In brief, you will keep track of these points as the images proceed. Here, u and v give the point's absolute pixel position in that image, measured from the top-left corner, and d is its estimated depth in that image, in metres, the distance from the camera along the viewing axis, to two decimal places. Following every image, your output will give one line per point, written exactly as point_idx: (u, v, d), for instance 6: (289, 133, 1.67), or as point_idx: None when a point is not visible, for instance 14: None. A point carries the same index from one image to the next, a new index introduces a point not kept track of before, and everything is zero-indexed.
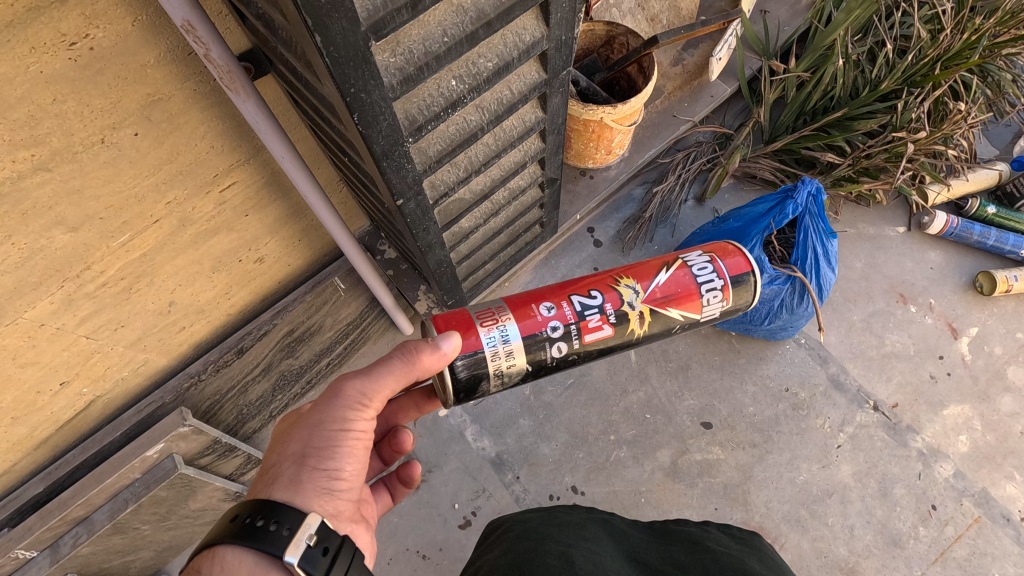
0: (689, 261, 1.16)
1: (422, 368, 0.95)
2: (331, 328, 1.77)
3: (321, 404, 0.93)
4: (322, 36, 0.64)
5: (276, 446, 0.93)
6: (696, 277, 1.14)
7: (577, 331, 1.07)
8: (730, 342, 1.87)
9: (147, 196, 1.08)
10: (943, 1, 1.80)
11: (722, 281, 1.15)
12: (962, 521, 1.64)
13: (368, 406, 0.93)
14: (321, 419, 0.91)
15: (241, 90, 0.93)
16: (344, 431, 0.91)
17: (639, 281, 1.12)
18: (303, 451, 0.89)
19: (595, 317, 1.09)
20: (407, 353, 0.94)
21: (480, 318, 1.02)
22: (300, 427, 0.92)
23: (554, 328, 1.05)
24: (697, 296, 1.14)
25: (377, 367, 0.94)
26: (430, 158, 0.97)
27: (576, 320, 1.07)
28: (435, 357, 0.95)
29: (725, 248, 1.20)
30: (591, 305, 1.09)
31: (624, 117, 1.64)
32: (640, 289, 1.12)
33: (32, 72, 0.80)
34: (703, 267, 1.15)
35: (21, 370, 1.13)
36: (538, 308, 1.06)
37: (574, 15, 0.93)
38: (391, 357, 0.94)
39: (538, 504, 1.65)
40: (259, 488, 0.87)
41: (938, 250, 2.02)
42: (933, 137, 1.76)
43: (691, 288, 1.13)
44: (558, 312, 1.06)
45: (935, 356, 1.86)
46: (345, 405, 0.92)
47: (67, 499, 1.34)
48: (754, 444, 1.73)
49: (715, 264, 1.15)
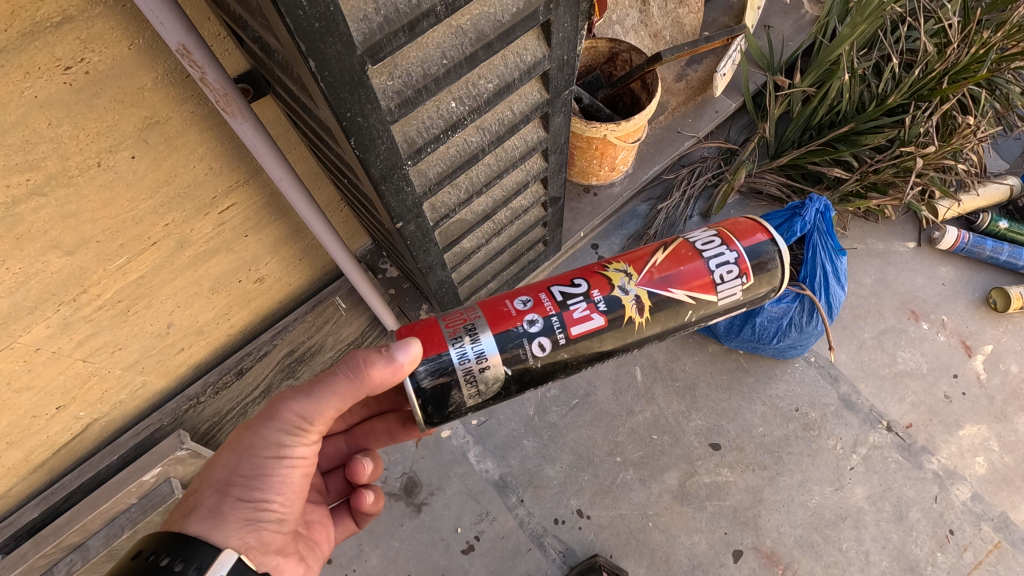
0: (692, 239, 1.12)
1: (370, 384, 0.89)
2: (332, 346, 1.71)
3: (255, 427, 0.89)
4: (316, 61, 0.62)
5: (206, 468, 0.90)
6: (702, 253, 1.10)
7: (560, 323, 1.02)
8: (738, 361, 1.83)
9: (144, 218, 1.07)
10: (949, 16, 1.79)
11: (733, 252, 1.10)
12: (982, 546, 1.59)
13: (307, 429, 0.90)
14: (252, 443, 0.88)
15: (237, 112, 0.92)
16: (277, 457, 0.88)
17: (633, 265, 1.09)
18: (230, 478, 0.86)
19: (579, 306, 1.03)
20: (354, 368, 0.88)
21: (445, 320, 0.99)
22: (229, 451, 0.89)
23: (530, 322, 1.00)
24: (707, 272, 1.08)
25: (319, 387, 0.89)
26: (430, 180, 0.95)
27: (557, 310, 1.02)
28: (388, 371, 0.88)
29: (738, 223, 1.15)
30: (573, 294, 1.04)
31: (628, 134, 1.62)
32: (633, 273, 1.07)
33: (27, 97, 0.79)
34: (708, 241, 1.11)
35: (17, 395, 1.12)
36: (512, 303, 1.02)
37: (575, 35, 0.92)
38: (335, 374, 0.89)
39: (543, 528, 1.62)
40: (178, 517, 0.85)
41: (950, 266, 1.98)
42: (942, 151, 1.75)
43: (697, 263, 1.09)
44: (535, 306, 1.02)
45: (949, 374, 1.81)
46: (281, 429, 0.88)
47: (63, 525, 1.32)
48: (764, 466, 1.68)
49: (721, 238, 1.11)
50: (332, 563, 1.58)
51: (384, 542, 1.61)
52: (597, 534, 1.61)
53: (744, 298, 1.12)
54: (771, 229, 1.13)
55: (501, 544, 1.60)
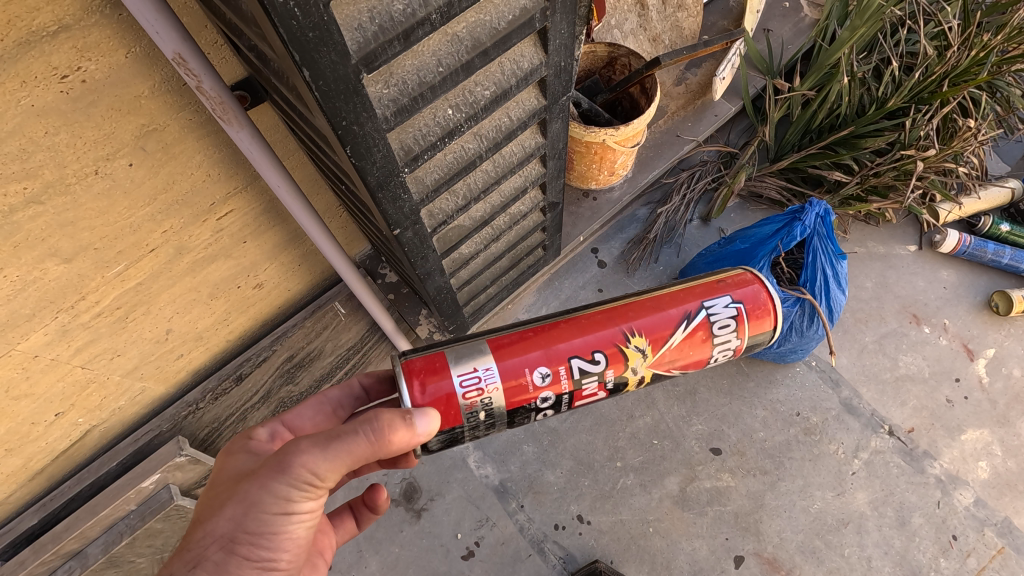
0: (713, 316, 1.06)
1: (387, 448, 0.84)
2: (332, 353, 1.72)
3: (262, 481, 0.81)
4: (310, 71, 0.62)
5: (208, 512, 0.84)
6: (713, 337, 1.07)
7: (569, 398, 1.02)
8: (739, 365, 1.83)
9: (142, 225, 1.07)
10: (948, 19, 1.78)
11: (738, 340, 1.09)
12: (985, 552, 1.58)
13: (317, 489, 0.83)
14: (259, 499, 0.81)
15: (235, 120, 0.92)
16: (285, 515, 0.82)
17: (652, 342, 1.04)
18: (235, 535, 0.81)
19: (590, 385, 1.02)
20: (376, 430, 0.83)
21: (463, 391, 0.94)
22: (233, 502, 0.82)
23: (543, 400, 0.99)
24: (707, 356, 1.09)
25: (332, 450, 0.81)
26: (427, 186, 0.95)
27: (570, 388, 1.01)
28: (407, 437, 0.85)
29: (757, 302, 1.09)
30: (590, 372, 1.01)
31: (627, 139, 1.62)
32: (650, 354, 1.04)
33: (24, 105, 0.79)
34: (725, 324, 1.07)
35: (15, 403, 1.12)
36: (532, 378, 0.97)
37: (573, 41, 0.92)
38: (353, 434, 0.82)
39: (543, 534, 1.61)
40: (179, 566, 0.81)
41: (951, 269, 1.97)
42: (942, 155, 1.74)
43: (705, 348, 1.07)
44: (552, 382, 0.99)
45: (952, 378, 1.80)
46: (291, 489, 0.81)
47: (61, 532, 1.32)
48: (765, 471, 1.68)
49: (738, 326, 1.07)
50: (332, 569, 1.58)
51: (384, 548, 1.60)
52: (598, 540, 1.60)
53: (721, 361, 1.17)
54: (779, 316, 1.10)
55: (501, 550, 1.59)
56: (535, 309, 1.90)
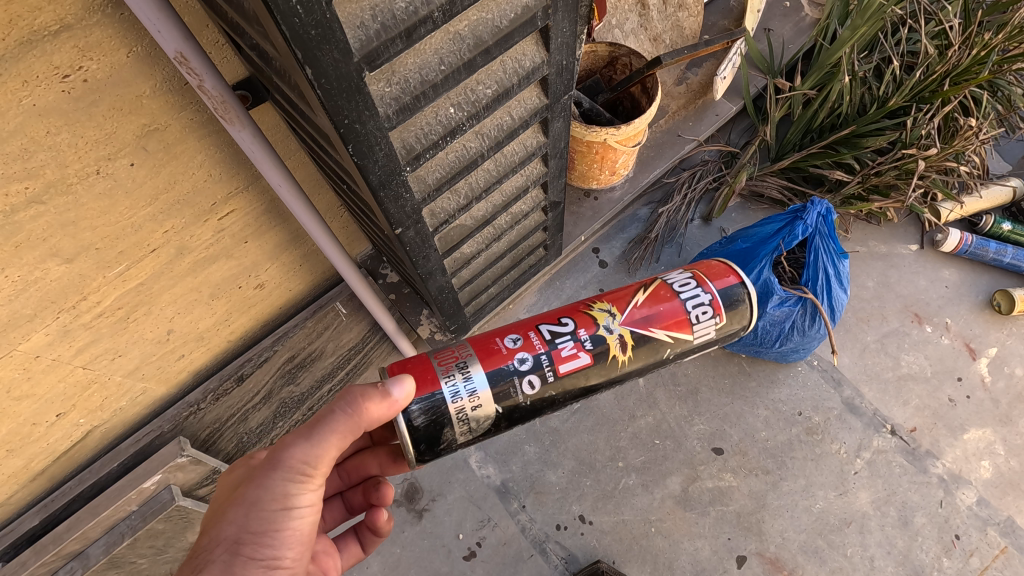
0: (669, 279, 1.13)
1: (368, 420, 0.87)
2: (334, 353, 1.73)
3: (259, 478, 0.83)
4: (313, 68, 0.62)
5: (212, 523, 0.85)
6: (679, 293, 1.10)
7: (549, 361, 1.02)
8: (741, 364, 1.82)
9: (144, 225, 1.07)
10: (949, 18, 1.78)
11: (708, 293, 1.10)
12: (988, 551, 1.57)
13: (312, 475, 0.85)
14: (257, 496, 0.82)
15: (236, 119, 0.92)
16: (285, 509, 0.83)
17: (616, 304, 1.09)
18: (239, 536, 0.81)
19: (567, 345, 1.04)
20: (352, 404, 0.85)
21: (437, 358, 0.99)
22: (235, 505, 0.83)
23: (521, 360, 1.00)
24: (683, 312, 1.09)
25: (318, 428, 0.84)
26: (429, 185, 0.95)
27: (546, 348, 1.03)
28: (384, 406, 0.87)
29: (710, 265, 1.15)
30: (561, 332, 1.05)
31: (628, 138, 1.62)
32: (616, 312, 1.08)
33: (25, 105, 0.79)
34: (685, 282, 1.12)
35: (16, 403, 1.11)
36: (503, 341, 1.02)
37: (574, 40, 0.92)
38: (333, 412, 0.85)
39: (545, 534, 1.61)
40: None
41: (953, 268, 1.97)
42: (944, 154, 1.74)
43: (674, 303, 1.09)
44: (524, 343, 1.02)
45: (954, 378, 1.80)
46: (287, 477, 0.83)
47: (62, 533, 1.31)
48: (767, 471, 1.67)
49: (697, 279, 1.11)
50: None
51: (385, 548, 1.60)
52: (600, 540, 1.60)
53: (717, 336, 1.13)
54: (740, 271, 1.14)
55: (503, 550, 1.59)
56: (536, 308, 1.90)
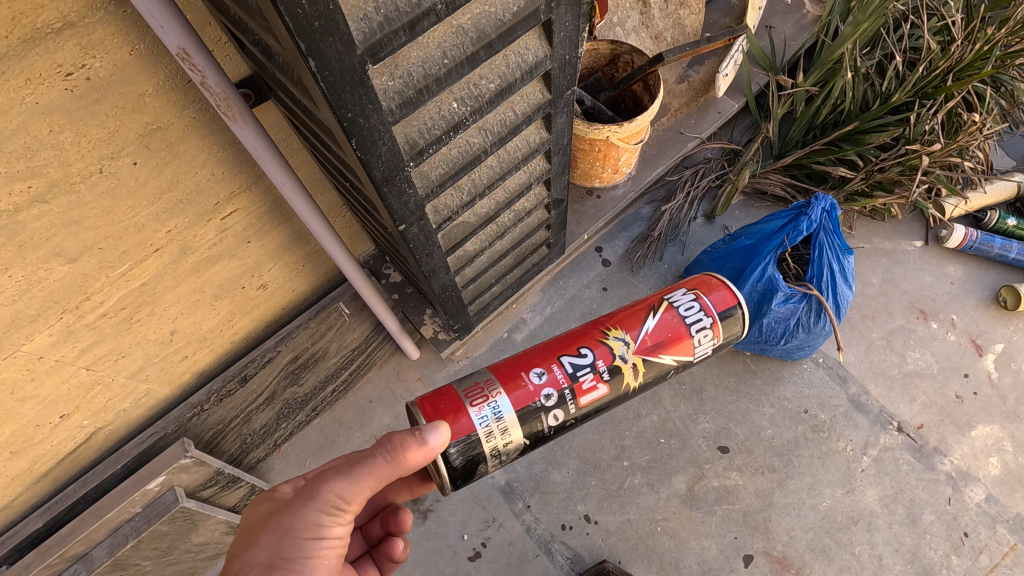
0: (674, 301, 1.11)
1: (406, 466, 0.86)
2: (337, 354, 1.72)
3: (295, 506, 0.83)
4: (316, 61, 0.62)
5: (243, 547, 0.84)
6: (683, 318, 1.09)
7: (572, 394, 1.02)
8: (745, 362, 1.81)
9: (146, 224, 1.06)
10: (952, 13, 1.77)
11: (711, 318, 1.10)
12: (997, 549, 1.56)
13: (346, 511, 0.84)
14: (291, 524, 0.82)
15: (239, 117, 0.91)
16: (316, 541, 0.82)
17: (628, 331, 1.08)
18: (270, 563, 0.80)
19: (587, 378, 1.03)
20: (391, 450, 0.85)
21: (468, 396, 0.96)
22: (268, 531, 0.83)
23: (547, 397, 1.00)
24: (688, 336, 1.09)
25: (356, 466, 0.84)
26: (432, 181, 0.94)
27: (568, 383, 1.02)
28: (421, 454, 0.87)
29: (709, 283, 1.14)
30: (581, 364, 1.04)
31: (630, 136, 1.61)
32: (630, 341, 1.07)
33: (28, 103, 0.79)
34: (689, 306, 1.11)
35: (20, 405, 1.11)
36: (529, 376, 1.01)
37: (577, 34, 0.92)
38: (373, 455, 0.85)
39: (550, 534, 1.60)
40: None
41: (958, 264, 1.96)
42: (948, 149, 1.73)
43: (680, 329, 1.09)
44: (549, 377, 1.01)
45: (960, 374, 1.79)
46: (322, 509, 0.83)
47: (66, 535, 1.30)
48: (773, 469, 1.66)
49: (701, 302, 1.10)
50: None
51: None
52: (605, 539, 1.59)
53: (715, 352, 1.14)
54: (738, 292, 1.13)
55: (508, 551, 1.58)
56: (539, 308, 1.89)
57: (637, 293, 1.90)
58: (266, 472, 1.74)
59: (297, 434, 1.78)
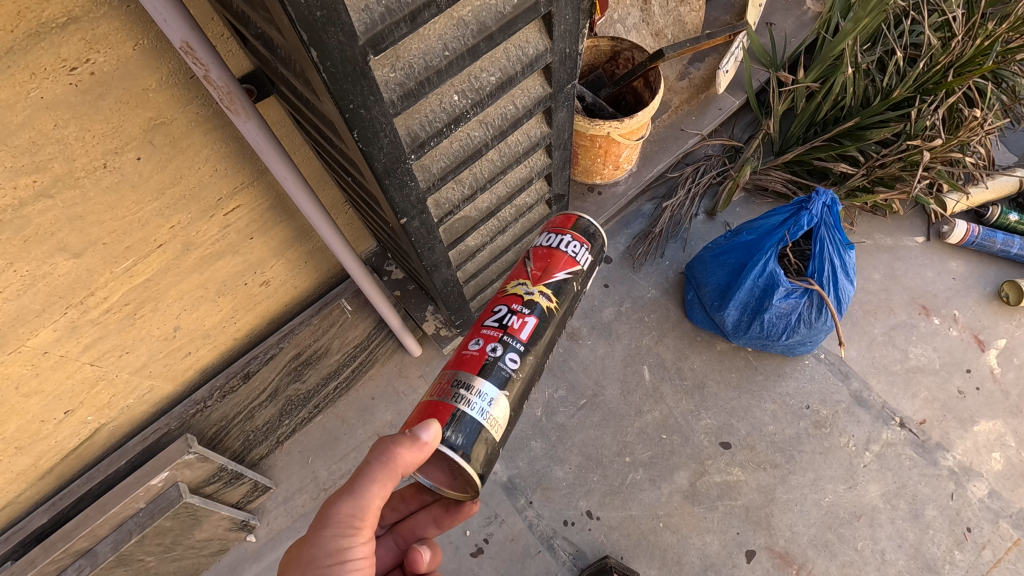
0: (534, 244, 1.15)
1: (403, 466, 0.86)
2: (340, 350, 1.73)
3: (312, 537, 0.84)
4: (318, 51, 0.62)
5: None
6: (549, 244, 1.13)
7: (511, 337, 1.03)
8: (747, 358, 1.82)
9: (150, 220, 1.07)
10: (952, 9, 1.77)
11: (568, 232, 1.13)
12: (1000, 544, 1.56)
13: (361, 528, 0.85)
14: (312, 555, 0.83)
15: (241, 111, 0.92)
16: (341, 564, 0.83)
17: (520, 278, 1.11)
18: None
19: (513, 319, 1.05)
20: (383, 452, 0.86)
21: (437, 393, 0.97)
22: (293, 568, 0.84)
23: (494, 349, 1.01)
24: (563, 252, 1.12)
25: (358, 480, 0.85)
26: (433, 174, 0.95)
27: (501, 331, 1.03)
28: (414, 451, 0.87)
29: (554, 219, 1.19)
30: (500, 316, 1.06)
31: (631, 131, 1.62)
32: (526, 281, 1.10)
33: (33, 97, 0.80)
34: (545, 238, 1.15)
35: (25, 400, 1.12)
36: (468, 348, 1.02)
37: (577, 28, 0.92)
38: (370, 463, 0.86)
39: (552, 530, 1.60)
40: None
41: (960, 260, 1.96)
42: (949, 144, 1.71)
43: (551, 253, 1.12)
44: (484, 338, 1.03)
45: (963, 369, 1.79)
46: (337, 532, 0.83)
47: (71, 530, 1.31)
48: (776, 465, 1.66)
49: (551, 230, 1.15)
50: None
51: None
52: (607, 535, 1.59)
53: (597, 256, 1.17)
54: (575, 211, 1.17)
55: (510, 547, 1.58)
56: None
57: (638, 290, 1.92)
58: (269, 469, 1.74)
59: (300, 431, 1.79)
